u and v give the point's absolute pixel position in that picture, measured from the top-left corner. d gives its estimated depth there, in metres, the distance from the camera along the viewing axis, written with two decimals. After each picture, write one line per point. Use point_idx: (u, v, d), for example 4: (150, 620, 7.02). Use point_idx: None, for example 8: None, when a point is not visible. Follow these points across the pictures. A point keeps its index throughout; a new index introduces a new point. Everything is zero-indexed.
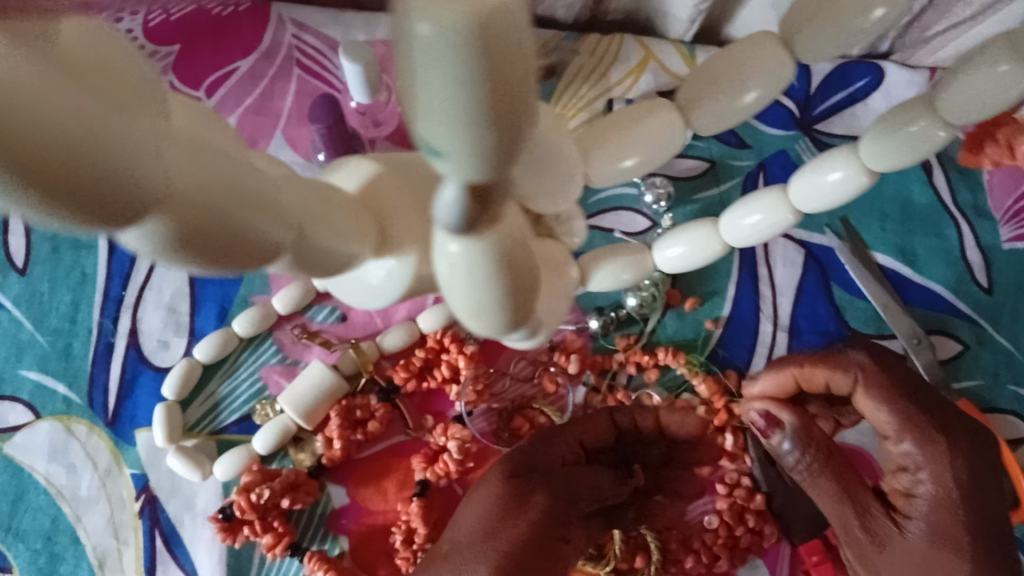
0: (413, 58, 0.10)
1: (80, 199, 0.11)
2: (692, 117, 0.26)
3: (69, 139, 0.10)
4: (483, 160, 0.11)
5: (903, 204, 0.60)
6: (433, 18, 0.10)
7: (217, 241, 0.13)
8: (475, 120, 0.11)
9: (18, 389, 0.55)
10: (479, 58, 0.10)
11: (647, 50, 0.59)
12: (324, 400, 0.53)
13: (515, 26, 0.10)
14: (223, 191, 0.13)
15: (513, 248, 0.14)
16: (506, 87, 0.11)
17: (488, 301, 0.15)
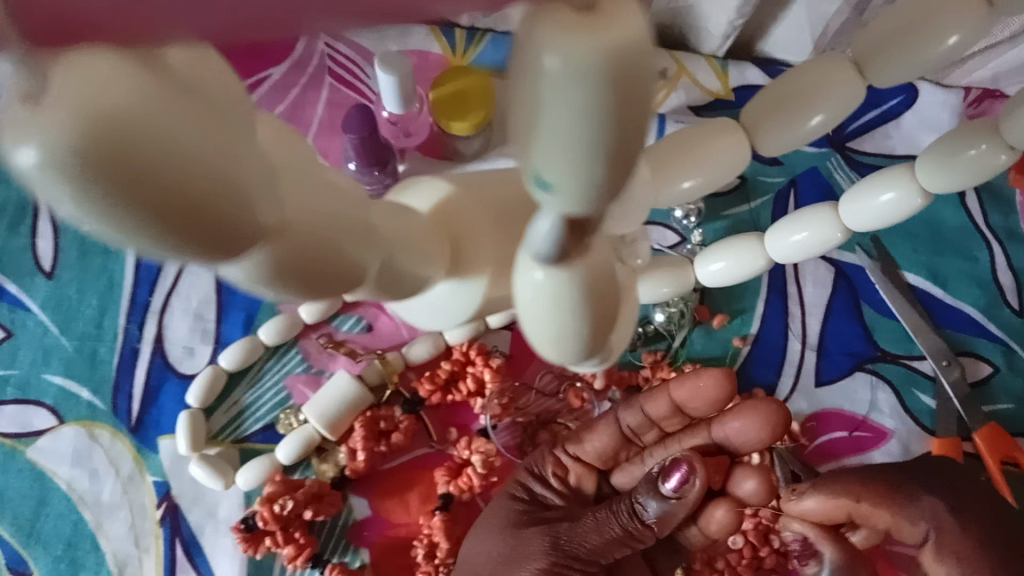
0: (537, 88, 0.10)
1: (196, 236, 0.12)
2: (758, 141, 0.25)
3: (191, 186, 0.11)
4: (593, 191, 0.11)
5: (934, 226, 0.60)
6: (562, 52, 0.10)
7: (306, 266, 0.14)
8: (592, 152, 0.11)
9: (41, 393, 0.54)
10: (605, 93, 0.10)
11: (679, 64, 0.58)
12: (348, 411, 0.52)
13: (648, 65, 0.11)
14: (313, 219, 0.14)
15: (599, 283, 0.14)
16: (627, 121, 0.11)
17: (571, 333, 0.14)
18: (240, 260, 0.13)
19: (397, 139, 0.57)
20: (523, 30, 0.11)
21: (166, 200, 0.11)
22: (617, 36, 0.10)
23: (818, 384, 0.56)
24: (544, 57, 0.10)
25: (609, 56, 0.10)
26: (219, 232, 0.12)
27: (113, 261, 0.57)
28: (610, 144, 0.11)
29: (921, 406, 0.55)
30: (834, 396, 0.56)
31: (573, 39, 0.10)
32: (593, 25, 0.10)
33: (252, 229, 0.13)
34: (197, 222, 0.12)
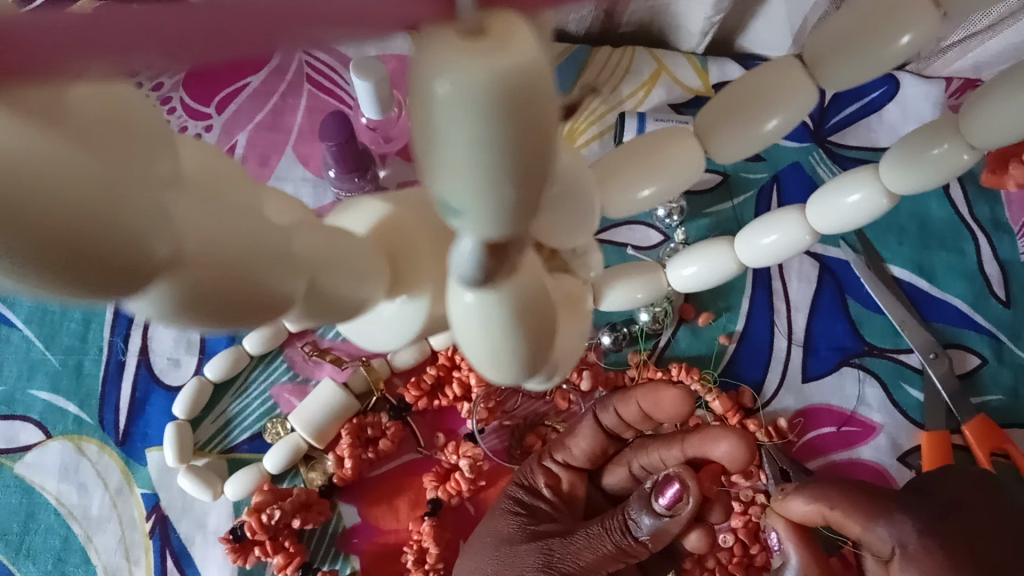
0: (432, 115, 0.10)
1: (87, 273, 0.11)
2: (711, 145, 0.25)
3: (78, 216, 0.11)
4: (503, 214, 0.11)
5: (920, 219, 0.60)
6: (453, 77, 0.10)
7: (220, 295, 0.13)
8: (494, 175, 0.11)
9: (28, 408, 0.54)
10: (503, 113, 0.10)
11: (659, 63, 0.58)
12: (334, 419, 0.52)
13: (543, 80, 0.10)
14: (226, 249, 0.13)
15: (532, 298, 0.14)
16: (530, 142, 0.11)
17: (504, 350, 0.14)
18: (143, 294, 0.12)
19: (378, 146, 0.57)
20: (416, 54, 0.10)
21: (45, 241, 0.10)
22: (508, 56, 0.10)
23: (805, 380, 0.56)
24: (435, 83, 0.10)
25: (500, 80, 0.10)
26: (109, 272, 0.11)
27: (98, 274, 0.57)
28: (512, 166, 0.11)
29: (910, 400, 0.55)
30: (822, 392, 0.56)
31: (461, 64, 0.10)
32: (487, 47, 0.10)
33: (148, 265, 0.12)
34: (84, 263, 0.11)
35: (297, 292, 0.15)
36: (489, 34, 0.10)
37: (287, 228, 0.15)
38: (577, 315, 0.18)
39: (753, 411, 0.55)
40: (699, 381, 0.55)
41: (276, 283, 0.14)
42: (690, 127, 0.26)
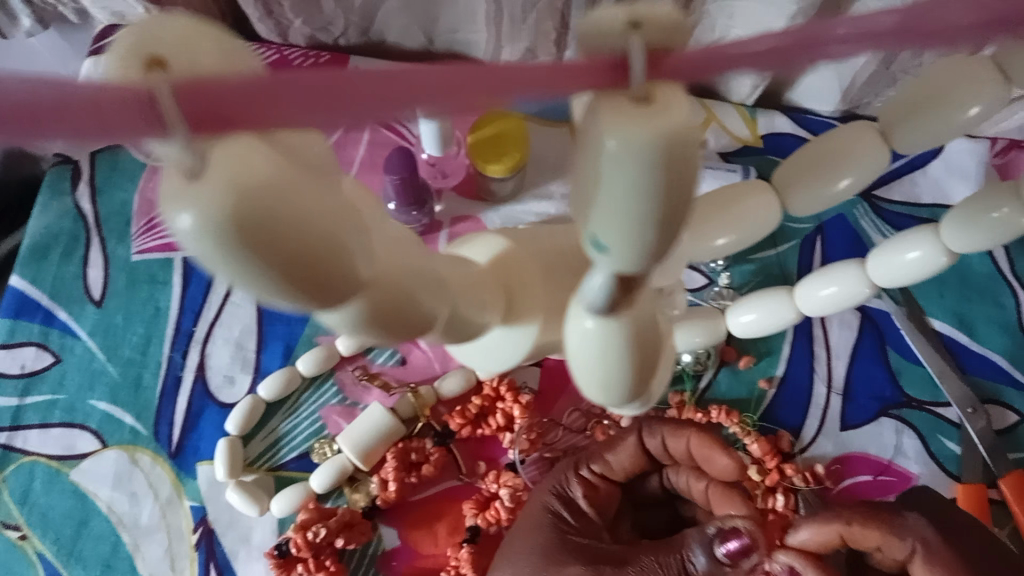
0: (600, 164, 0.12)
1: (312, 281, 0.15)
2: (787, 201, 0.27)
3: (316, 238, 0.15)
4: (640, 254, 0.13)
5: (963, 274, 0.60)
6: (622, 136, 0.11)
7: (394, 312, 0.17)
8: (641, 218, 0.12)
9: (86, 417, 0.56)
10: (659, 172, 0.12)
11: (709, 112, 0.60)
12: (382, 442, 0.54)
13: (696, 145, 0.12)
14: (394, 271, 0.17)
15: (643, 330, 0.15)
16: (676, 195, 0.12)
17: (614, 375, 0.16)
18: (341, 308, 0.16)
19: (435, 181, 0.59)
20: (591, 113, 0.12)
21: (291, 257, 0.14)
22: (671, 124, 0.12)
23: (844, 428, 0.57)
24: (603, 137, 0.12)
25: (659, 141, 0.12)
26: (325, 281, 0.15)
27: (161, 290, 0.59)
28: (658, 213, 0.12)
29: (947, 452, 0.55)
30: (861, 440, 0.56)
31: (628, 124, 0.12)
32: (650, 112, 0.12)
33: (352, 280, 0.16)
34: (307, 272, 0.15)
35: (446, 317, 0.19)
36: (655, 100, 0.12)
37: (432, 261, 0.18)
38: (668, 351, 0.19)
39: (791, 455, 0.56)
40: (738, 423, 0.56)
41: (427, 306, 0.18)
42: (766, 181, 0.27)
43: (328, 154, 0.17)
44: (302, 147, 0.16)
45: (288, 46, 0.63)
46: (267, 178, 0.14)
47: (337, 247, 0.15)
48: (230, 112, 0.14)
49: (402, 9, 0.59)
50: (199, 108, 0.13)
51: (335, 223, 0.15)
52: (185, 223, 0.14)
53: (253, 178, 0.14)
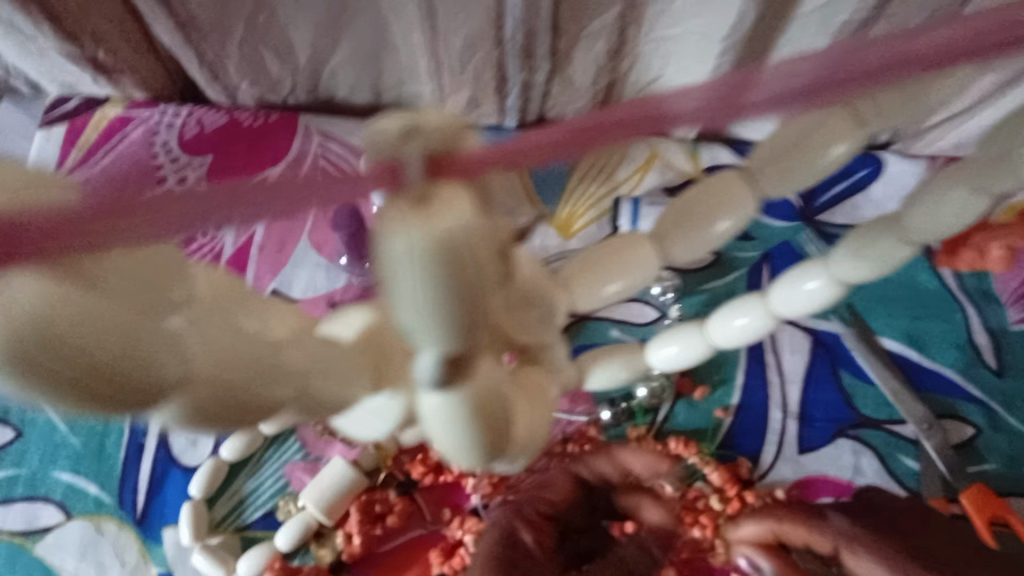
0: (391, 263, 0.14)
1: (116, 393, 0.16)
2: (667, 248, 0.29)
3: (106, 356, 0.15)
4: (449, 332, 0.15)
5: (912, 290, 0.62)
6: (404, 235, 0.13)
7: (218, 405, 0.18)
8: (434, 304, 0.14)
9: (51, 490, 0.56)
10: (440, 268, 0.14)
11: (655, 149, 0.60)
12: (345, 496, 0.54)
13: (471, 244, 0.14)
14: (232, 366, 0.18)
15: (490, 400, 0.17)
16: (463, 283, 0.14)
17: (468, 441, 0.18)
18: (159, 407, 0.17)
19: None
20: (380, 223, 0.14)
21: (87, 375, 0.15)
22: (445, 223, 0.14)
23: (801, 451, 0.57)
24: (388, 243, 0.13)
25: (435, 239, 0.13)
26: (126, 395, 0.16)
27: None
28: (453, 296, 0.14)
29: (905, 469, 0.56)
30: (819, 463, 0.57)
31: (410, 229, 0.13)
32: (429, 214, 0.14)
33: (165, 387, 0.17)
34: (111, 390, 0.16)
35: (278, 401, 0.19)
36: (431, 204, 0.14)
37: (280, 344, 0.19)
38: (529, 392, 0.21)
39: (750, 482, 0.56)
40: (696, 455, 0.56)
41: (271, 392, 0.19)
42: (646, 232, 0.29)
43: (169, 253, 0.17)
44: (132, 255, 0.16)
45: (240, 108, 0.65)
46: (59, 317, 0.15)
47: (138, 359, 0.16)
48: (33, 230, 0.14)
49: (347, 66, 0.61)
50: (12, 239, 0.14)
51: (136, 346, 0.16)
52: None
53: (41, 313, 0.15)
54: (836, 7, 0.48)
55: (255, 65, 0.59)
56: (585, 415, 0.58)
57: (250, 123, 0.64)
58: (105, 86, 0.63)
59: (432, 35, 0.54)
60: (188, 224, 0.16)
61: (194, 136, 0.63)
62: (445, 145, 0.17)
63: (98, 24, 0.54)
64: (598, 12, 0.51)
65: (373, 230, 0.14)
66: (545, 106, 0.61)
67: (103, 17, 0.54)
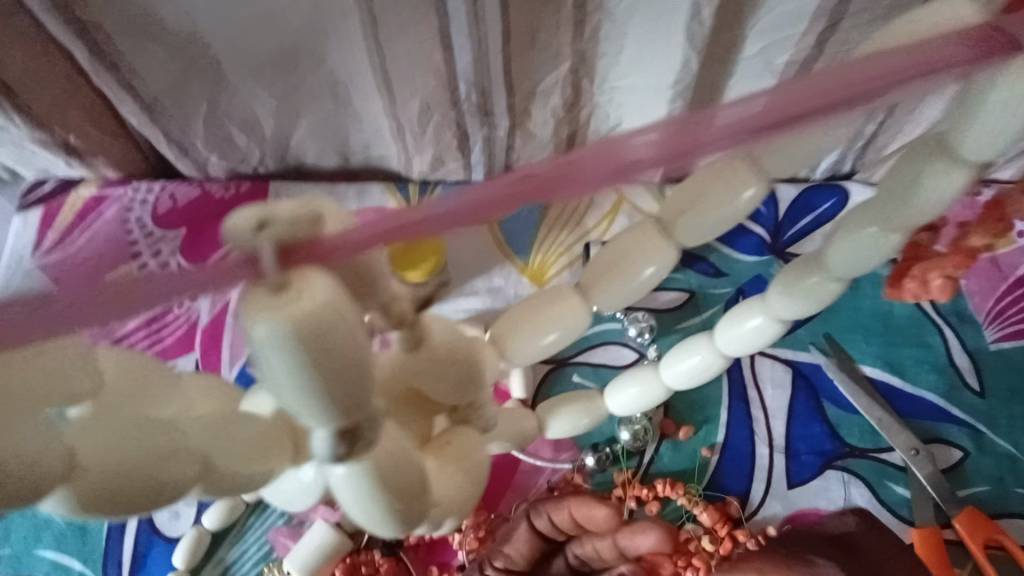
0: (264, 353, 0.17)
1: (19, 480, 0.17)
2: (593, 297, 0.29)
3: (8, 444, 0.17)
4: (327, 406, 0.18)
5: (884, 318, 0.62)
6: (266, 323, 0.16)
7: (116, 495, 0.19)
8: (309, 385, 0.17)
9: (34, 569, 0.56)
10: (304, 355, 0.17)
11: (620, 195, 0.63)
12: (328, 561, 0.53)
13: (343, 325, 0.17)
14: (119, 456, 0.19)
15: (385, 462, 0.21)
16: (342, 366, 0.17)
17: (373, 508, 0.21)
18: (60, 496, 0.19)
19: None
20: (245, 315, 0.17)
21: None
22: (302, 310, 0.16)
23: (790, 485, 0.57)
24: (254, 327, 0.16)
25: (295, 325, 0.16)
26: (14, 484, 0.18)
27: None
28: (310, 374, 0.17)
29: (896, 497, 0.56)
30: (808, 496, 0.57)
31: (269, 315, 0.16)
32: (285, 302, 0.17)
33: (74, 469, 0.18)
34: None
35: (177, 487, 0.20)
36: (286, 293, 0.17)
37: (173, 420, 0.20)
38: (452, 454, 0.26)
39: (741, 521, 0.56)
40: (684, 494, 0.56)
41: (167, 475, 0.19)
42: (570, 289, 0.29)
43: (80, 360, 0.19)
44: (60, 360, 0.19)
45: (210, 180, 0.65)
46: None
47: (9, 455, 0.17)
48: None
49: (313, 134, 0.62)
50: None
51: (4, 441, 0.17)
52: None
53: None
54: (776, 49, 0.50)
55: (222, 138, 0.61)
56: (569, 462, 0.57)
57: (218, 194, 0.64)
58: (75, 166, 0.63)
59: (390, 99, 0.54)
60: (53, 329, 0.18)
61: (166, 210, 0.64)
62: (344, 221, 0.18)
63: (64, 108, 0.55)
64: (550, 64, 0.52)
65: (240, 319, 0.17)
66: (510, 158, 0.62)
67: (69, 104, 0.55)
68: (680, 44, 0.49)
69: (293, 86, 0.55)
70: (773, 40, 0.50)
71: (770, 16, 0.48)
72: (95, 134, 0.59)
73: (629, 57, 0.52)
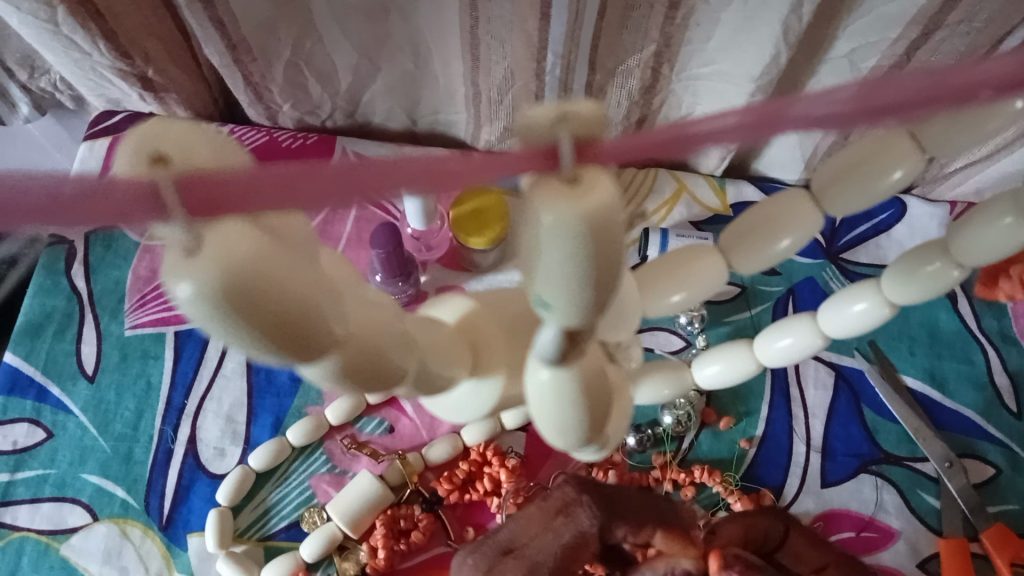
0: (539, 238, 0.14)
1: (295, 345, 0.16)
2: (733, 260, 0.29)
3: (299, 298, 0.15)
4: (579, 310, 0.15)
5: (931, 331, 0.63)
6: (554, 213, 0.14)
7: (366, 364, 0.18)
8: (575, 283, 0.15)
9: (77, 492, 0.57)
10: (588, 248, 0.14)
11: (680, 182, 0.65)
12: (369, 510, 0.54)
13: (618, 220, 0.14)
14: (371, 329, 0.18)
15: (593, 378, 0.18)
16: (605, 266, 0.15)
17: (569, 421, 0.19)
18: (314, 363, 0.17)
19: (420, 253, 0.62)
20: (529, 194, 0.14)
21: (283, 320, 0.15)
22: (593, 202, 0.14)
23: (824, 485, 0.58)
24: (538, 214, 0.14)
25: (585, 215, 0.14)
26: (306, 340, 0.16)
27: (151, 365, 0.60)
28: (587, 268, 0.15)
29: (926, 506, 0.57)
30: (841, 497, 0.57)
31: (562, 203, 0.14)
32: (579, 191, 0.14)
33: (329, 341, 0.16)
34: (296, 335, 0.15)
35: (403, 374, 0.19)
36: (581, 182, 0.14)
37: (403, 318, 0.20)
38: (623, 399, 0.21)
39: None
40: (720, 483, 0.57)
41: (397, 359, 0.19)
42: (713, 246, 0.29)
43: (312, 232, 0.17)
44: (286, 227, 0.16)
45: (278, 129, 0.66)
46: (257, 255, 0.14)
47: (317, 314, 0.16)
48: (225, 199, 0.14)
49: (386, 92, 0.62)
50: (200, 196, 0.13)
51: (314, 290, 0.15)
52: (183, 291, 0.14)
53: (237, 254, 0.14)
54: (864, 52, 0.51)
55: (298, 87, 0.61)
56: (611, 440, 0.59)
57: (287, 144, 0.65)
58: (149, 102, 0.64)
59: (472, 63, 0.56)
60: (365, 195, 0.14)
61: None
62: (589, 132, 0.15)
63: (148, 41, 0.56)
64: (636, 46, 0.53)
65: (522, 199, 0.15)
66: None
67: (151, 36, 0.56)
68: (773, 38, 0.50)
69: (376, 38, 0.56)
70: (863, 43, 0.51)
71: (864, 21, 0.49)
72: (173, 69, 0.60)
73: (719, 43, 0.53)
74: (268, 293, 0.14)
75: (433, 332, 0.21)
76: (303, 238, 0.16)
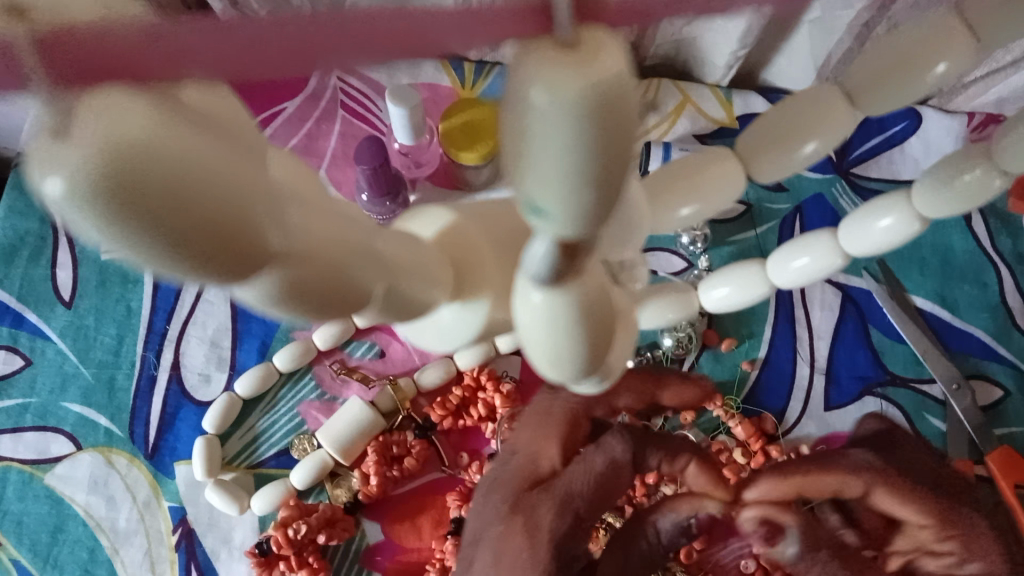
0: (529, 120, 0.12)
1: (222, 256, 0.13)
2: (753, 168, 0.26)
3: (227, 197, 0.12)
4: (579, 216, 0.13)
5: (943, 252, 0.60)
6: (549, 86, 0.11)
7: (316, 285, 0.15)
8: (573, 178, 0.12)
9: (60, 421, 0.55)
10: (589, 130, 0.12)
11: (684, 94, 0.61)
12: (360, 436, 0.53)
13: (630, 96, 0.12)
14: (324, 244, 0.15)
15: (593, 301, 0.16)
16: (611, 155, 0.12)
17: (565, 349, 0.17)
18: (251, 282, 0.14)
19: (409, 170, 0.59)
20: (512, 71, 0.12)
21: (204, 226, 0.12)
22: (597, 72, 0.12)
23: (828, 408, 0.56)
24: (530, 91, 0.12)
25: (590, 88, 0.12)
26: (237, 252, 0.13)
27: (131, 290, 0.58)
28: (588, 155, 0.12)
29: (932, 430, 0.55)
30: (844, 420, 0.56)
31: (555, 73, 0.12)
32: (578, 59, 0.12)
33: (265, 254, 0.14)
34: (222, 244, 0.13)
35: (367, 297, 0.17)
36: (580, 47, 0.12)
37: (369, 233, 0.17)
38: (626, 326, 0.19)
39: (774, 437, 0.56)
40: (721, 407, 0.56)
41: (358, 279, 0.16)
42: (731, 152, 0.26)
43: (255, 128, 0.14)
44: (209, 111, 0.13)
45: None
46: (155, 138, 0.11)
47: (249, 218, 0.13)
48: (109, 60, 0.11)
49: None
50: (76, 54, 0.11)
51: (246, 187, 0.13)
52: (56, 188, 0.11)
53: (131, 137, 0.11)
54: None
55: None
56: None
57: None
58: None
59: None
60: (296, 58, 0.12)
61: None
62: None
63: None
64: None
65: (506, 78, 0.12)
66: None
67: None
68: None
69: None
70: None
71: None
72: None
73: None
74: (177, 189, 0.12)
75: (410, 250, 0.18)
76: (236, 130, 0.13)
